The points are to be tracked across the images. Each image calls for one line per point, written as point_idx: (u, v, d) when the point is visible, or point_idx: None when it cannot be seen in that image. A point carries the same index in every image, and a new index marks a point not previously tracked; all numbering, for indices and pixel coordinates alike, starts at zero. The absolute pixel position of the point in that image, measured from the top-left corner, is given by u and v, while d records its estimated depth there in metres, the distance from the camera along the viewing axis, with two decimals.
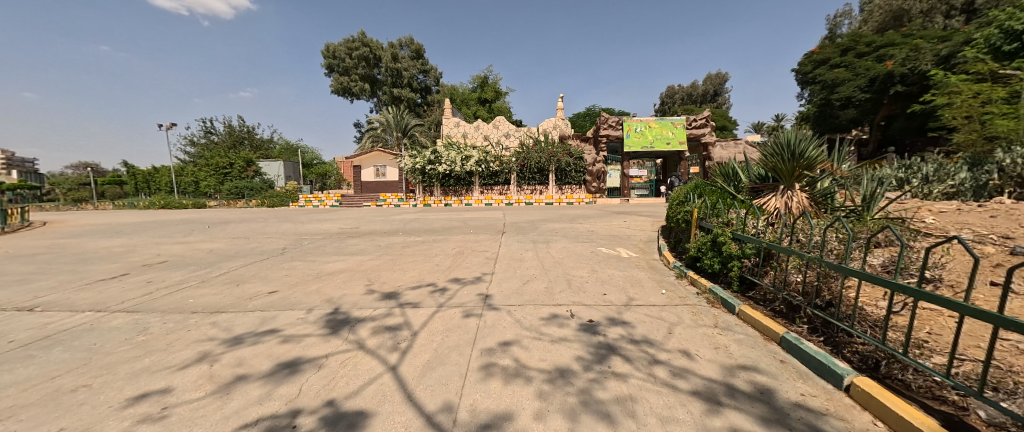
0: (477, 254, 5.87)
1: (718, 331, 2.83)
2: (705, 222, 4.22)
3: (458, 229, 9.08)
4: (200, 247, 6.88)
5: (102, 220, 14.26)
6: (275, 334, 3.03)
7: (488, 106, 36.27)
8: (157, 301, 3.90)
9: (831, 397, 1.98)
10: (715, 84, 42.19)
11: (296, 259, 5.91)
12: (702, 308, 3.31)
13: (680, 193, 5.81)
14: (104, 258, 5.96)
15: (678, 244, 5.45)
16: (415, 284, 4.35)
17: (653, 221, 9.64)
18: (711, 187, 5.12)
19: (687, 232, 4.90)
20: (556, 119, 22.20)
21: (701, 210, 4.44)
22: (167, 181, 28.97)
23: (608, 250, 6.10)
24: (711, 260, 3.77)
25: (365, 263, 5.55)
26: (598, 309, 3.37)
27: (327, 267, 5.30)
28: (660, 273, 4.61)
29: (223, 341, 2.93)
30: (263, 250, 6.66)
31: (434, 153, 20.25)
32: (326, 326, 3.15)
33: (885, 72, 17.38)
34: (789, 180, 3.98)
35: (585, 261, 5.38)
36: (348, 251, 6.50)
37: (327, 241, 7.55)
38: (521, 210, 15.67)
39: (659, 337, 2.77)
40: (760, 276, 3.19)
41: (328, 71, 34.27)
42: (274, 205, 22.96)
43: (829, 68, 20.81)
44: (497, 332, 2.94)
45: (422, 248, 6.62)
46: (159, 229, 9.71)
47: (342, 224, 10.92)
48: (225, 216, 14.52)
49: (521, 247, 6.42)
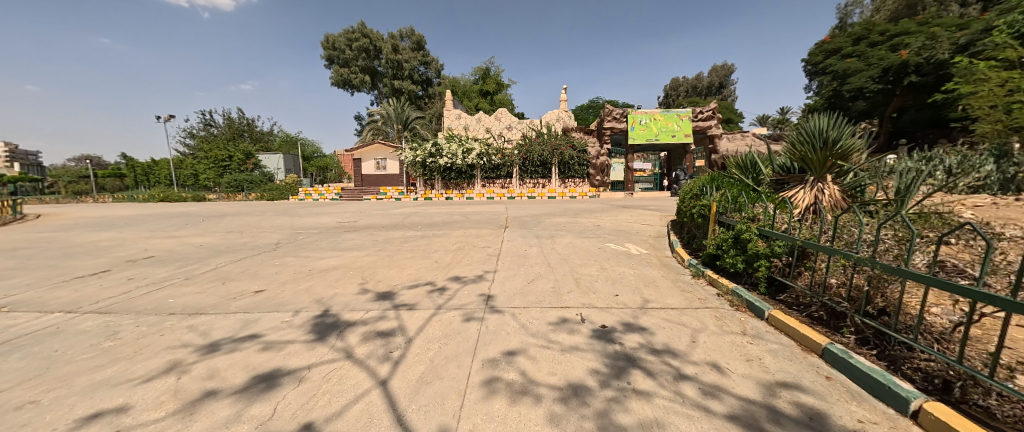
0: (479, 250, 5.57)
1: (748, 340, 2.53)
2: (724, 217, 3.90)
3: (458, 223, 8.77)
4: (191, 241, 6.62)
5: (97, 212, 14.03)
6: (255, 340, 2.73)
7: (489, 98, 35.82)
8: (133, 301, 3.62)
9: (895, 425, 1.67)
10: (720, 76, 41.55)
11: (290, 254, 5.63)
12: (727, 312, 3.01)
13: (695, 186, 5.46)
14: (90, 253, 5.72)
15: (693, 241, 5.11)
16: (412, 283, 4.06)
17: (661, 216, 9.31)
18: (729, 179, 4.79)
19: (704, 227, 4.57)
20: (560, 111, 21.59)
21: (720, 203, 4.09)
22: (166, 174, 28.77)
23: (616, 246, 5.78)
24: (733, 258, 3.46)
25: (361, 259, 5.26)
26: (611, 312, 3.08)
27: (321, 264, 5.00)
28: (674, 271, 4.32)
29: (197, 348, 2.64)
30: (256, 245, 6.38)
31: (436, 146, 19.94)
32: (312, 331, 2.86)
33: (899, 62, 16.83)
34: (819, 171, 3.62)
35: (593, 257, 5.07)
36: (344, 246, 6.21)
37: (322, 236, 7.26)
38: (522, 204, 15.35)
39: (682, 346, 2.48)
40: (792, 278, 2.86)
41: (328, 63, 33.81)
42: (274, 198, 22.73)
43: (840, 59, 20.25)
44: (501, 340, 2.63)
45: (421, 242, 6.35)
46: (152, 222, 9.49)
47: (339, 217, 10.62)
48: (222, 209, 14.24)
49: (524, 242, 6.11)
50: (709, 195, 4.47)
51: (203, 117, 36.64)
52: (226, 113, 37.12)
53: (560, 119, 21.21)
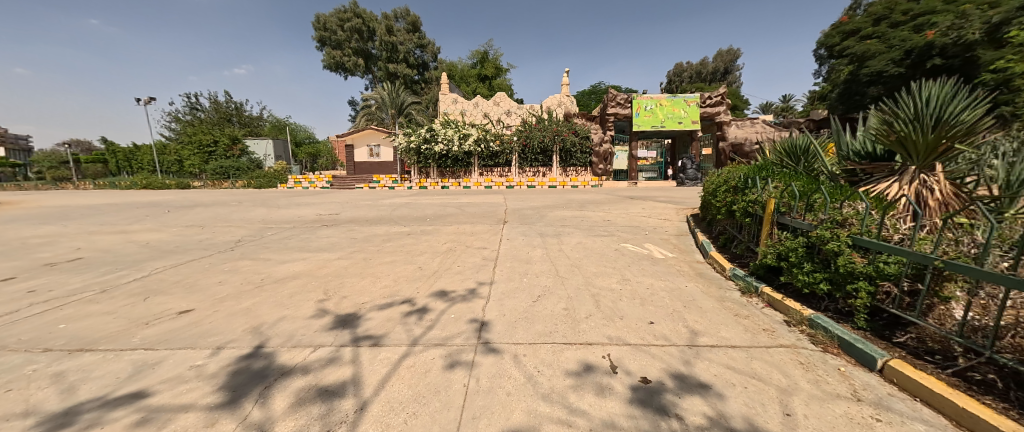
0: (473, 253, 4.70)
1: (872, 414, 1.67)
2: (786, 218, 3.03)
3: (450, 217, 7.84)
4: (137, 238, 5.68)
5: (64, 201, 12.99)
6: (135, 404, 1.86)
7: (488, 83, 34.60)
8: (10, 327, 2.73)
9: None
10: (726, 61, 40.27)
11: (247, 257, 4.71)
12: (813, 355, 2.17)
13: (732, 176, 4.56)
14: (8, 253, 4.80)
15: (730, 242, 4.26)
16: (384, 301, 3.16)
17: (676, 209, 8.39)
18: (780, 169, 3.91)
19: (750, 230, 3.70)
20: (561, 96, 20.53)
21: (779, 199, 3.18)
22: (149, 160, 27.56)
23: (635, 247, 4.91)
24: (808, 275, 2.63)
25: (330, 264, 4.34)
26: (651, 354, 2.22)
27: (279, 271, 4.09)
28: (715, 283, 3.46)
29: (43, 420, 1.76)
30: (212, 243, 5.45)
31: (431, 131, 18.83)
32: (226, 385, 1.99)
33: (924, 43, 15.84)
34: (924, 159, 2.71)
35: (610, 263, 4.19)
36: (314, 246, 5.28)
37: (295, 232, 6.34)
38: (521, 194, 14.44)
39: (773, 427, 1.61)
40: (919, 314, 2.00)
41: (320, 45, 32.26)
42: (261, 186, 21.73)
43: (859, 41, 19.18)
44: (498, 410, 1.75)
45: (407, 242, 5.45)
46: (112, 213, 8.57)
47: (321, 209, 9.67)
48: (199, 198, 13.24)
49: (526, 242, 5.20)
50: (760, 188, 3.58)
51: (190, 101, 35.19)
52: (213, 97, 35.67)
53: (562, 104, 20.09)
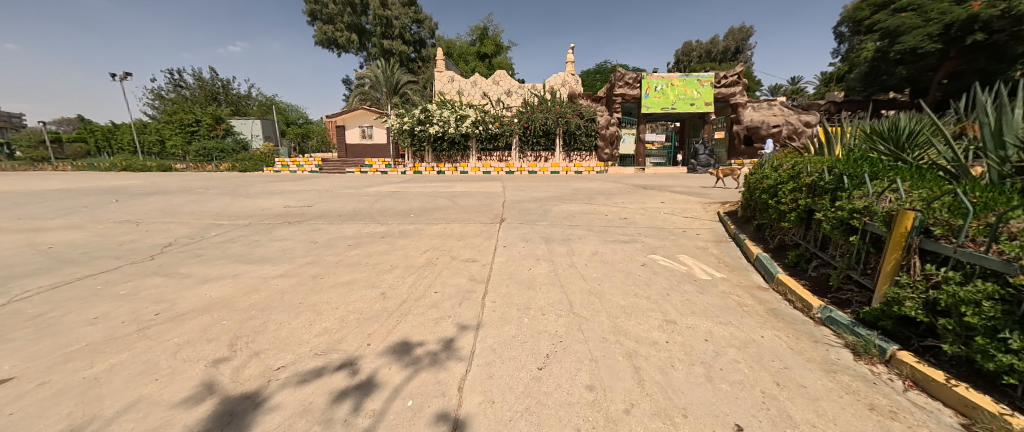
0: (460, 268, 3.61)
1: None
2: (942, 244, 1.91)
3: (438, 212, 6.71)
4: (42, 240, 4.55)
5: (21, 185, 11.85)
6: None
7: (487, 61, 32.89)
8: None
9: None
10: (737, 40, 38.25)
11: (161, 272, 3.58)
12: None
13: (804, 168, 3.40)
14: None
15: (805, 262, 3.18)
16: (312, 366, 2.06)
17: (699, 203, 7.25)
18: (892, 165, 2.75)
19: (850, 251, 2.59)
20: (566, 75, 18.93)
21: (925, 214, 2.02)
22: (129, 140, 26.07)
23: (667, 260, 3.81)
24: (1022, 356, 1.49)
25: (267, 286, 3.25)
26: None
27: (188, 299, 2.98)
28: (803, 332, 2.37)
29: None
30: (131, 249, 4.31)
31: (425, 112, 17.46)
32: None
33: (968, 16, 13.94)
34: None
35: (640, 289, 3.09)
36: (259, 254, 4.17)
37: (247, 232, 5.20)
38: (522, 181, 13.27)
39: None
40: None
41: (311, 19, 30.22)
42: (247, 169, 20.49)
43: (891, 14, 16.97)
44: None
45: (378, 248, 4.36)
46: (48, 202, 7.34)
47: (294, 199, 8.49)
48: (170, 183, 12.03)
49: (527, 252, 4.09)
50: (874, 194, 2.42)
51: (173, 78, 33.20)
52: (198, 74, 33.81)
53: (566, 83, 18.59)
